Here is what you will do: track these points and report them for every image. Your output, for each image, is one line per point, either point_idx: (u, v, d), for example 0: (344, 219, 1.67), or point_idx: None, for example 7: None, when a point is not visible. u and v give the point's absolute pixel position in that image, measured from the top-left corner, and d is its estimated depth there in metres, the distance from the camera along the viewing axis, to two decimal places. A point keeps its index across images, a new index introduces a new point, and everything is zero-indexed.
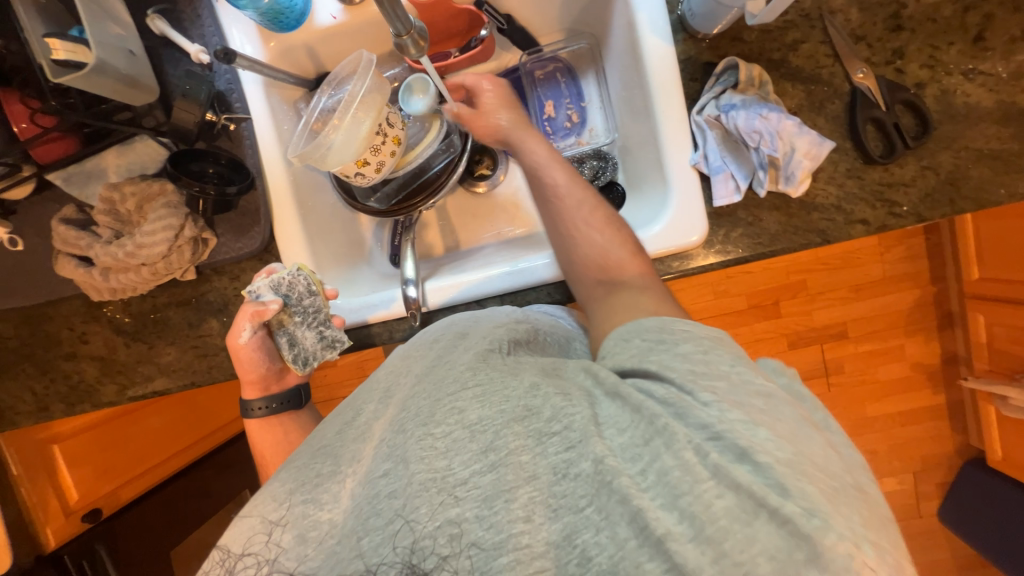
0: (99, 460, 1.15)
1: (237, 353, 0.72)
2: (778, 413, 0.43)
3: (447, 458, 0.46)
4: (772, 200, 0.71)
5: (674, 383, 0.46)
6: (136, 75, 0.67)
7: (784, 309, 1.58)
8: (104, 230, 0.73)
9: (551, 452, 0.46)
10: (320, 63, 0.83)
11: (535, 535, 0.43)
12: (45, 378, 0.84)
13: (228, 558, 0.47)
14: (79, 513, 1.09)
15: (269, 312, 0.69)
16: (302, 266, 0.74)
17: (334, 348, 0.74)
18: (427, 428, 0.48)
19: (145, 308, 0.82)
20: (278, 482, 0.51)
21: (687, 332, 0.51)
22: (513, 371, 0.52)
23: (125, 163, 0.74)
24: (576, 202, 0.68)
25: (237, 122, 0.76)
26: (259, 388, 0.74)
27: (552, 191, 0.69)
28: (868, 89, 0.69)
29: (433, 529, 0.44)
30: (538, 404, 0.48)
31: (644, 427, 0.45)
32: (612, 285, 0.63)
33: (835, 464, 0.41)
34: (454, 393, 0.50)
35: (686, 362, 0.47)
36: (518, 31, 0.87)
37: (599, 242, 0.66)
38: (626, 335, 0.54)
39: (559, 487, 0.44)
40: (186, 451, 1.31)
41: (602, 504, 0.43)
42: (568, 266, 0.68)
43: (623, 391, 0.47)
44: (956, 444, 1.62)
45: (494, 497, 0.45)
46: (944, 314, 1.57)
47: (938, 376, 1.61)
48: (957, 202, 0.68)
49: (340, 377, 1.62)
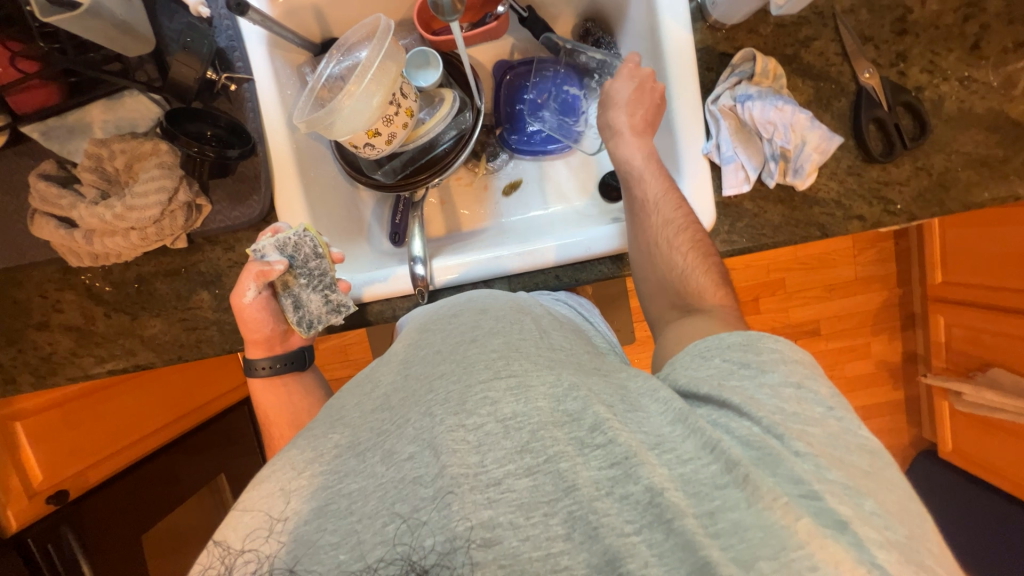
0: (65, 443, 1.07)
1: (241, 314, 0.70)
2: (851, 459, 0.46)
3: (480, 453, 0.45)
4: (779, 192, 0.73)
5: (759, 423, 0.48)
6: (132, 23, 0.63)
7: (763, 305, 1.64)
8: (89, 190, 0.68)
9: (595, 466, 0.46)
10: (327, 26, 0.79)
11: (575, 556, 0.42)
12: (12, 349, 0.78)
13: (227, 556, 0.44)
14: (43, 494, 1.02)
15: (274, 272, 0.67)
16: (309, 227, 0.71)
17: (339, 313, 0.72)
18: (458, 418, 0.47)
19: (129, 276, 0.77)
20: (297, 450, 0.50)
21: (776, 353, 0.53)
22: (547, 365, 0.52)
23: (114, 118, 0.69)
24: (664, 220, 0.69)
25: (238, 82, 0.72)
26: (264, 348, 0.73)
27: (641, 206, 0.71)
28: (873, 89, 0.72)
29: (462, 529, 0.42)
30: (578, 410, 0.48)
31: (717, 469, 0.46)
32: (687, 308, 0.67)
33: (886, 493, 0.45)
34: (485, 382, 0.49)
35: (776, 397, 0.50)
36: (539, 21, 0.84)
37: (680, 267, 0.68)
38: (708, 353, 0.55)
39: (602, 504, 0.44)
40: (160, 433, 1.25)
41: (655, 539, 0.42)
42: (646, 274, 0.70)
43: (692, 422, 0.48)
44: (910, 437, 1.74)
45: (532, 505, 0.44)
46: (908, 315, 1.67)
47: (900, 373, 1.71)
48: (946, 203, 0.72)
49: (322, 360, 1.57)
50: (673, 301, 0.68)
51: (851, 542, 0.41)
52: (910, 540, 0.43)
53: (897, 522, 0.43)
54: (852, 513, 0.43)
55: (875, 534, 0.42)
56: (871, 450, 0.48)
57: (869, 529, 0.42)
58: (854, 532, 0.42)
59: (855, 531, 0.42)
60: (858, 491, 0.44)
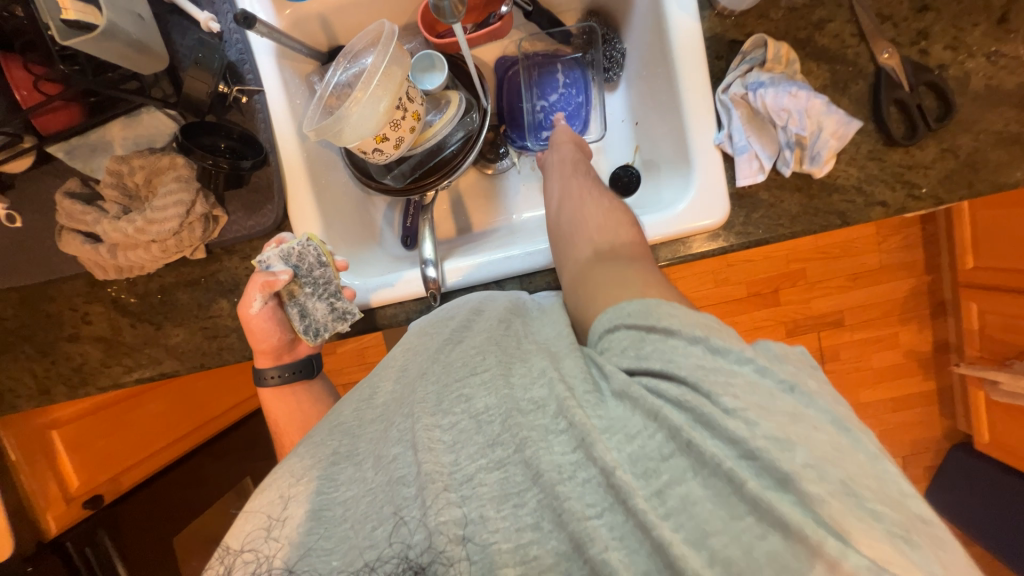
0: (99, 451, 1.11)
1: (249, 323, 0.71)
2: (775, 405, 0.45)
3: (453, 452, 0.47)
4: (795, 180, 0.71)
5: (685, 382, 0.47)
6: (147, 41, 0.65)
7: (783, 297, 1.60)
8: (111, 205, 0.70)
9: (559, 451, 0.46)
10: (334, 34, 0.80)
11: (544, 545, 0.42)
12: (46, 360, 0.81)
13: (227, 555, 0.45)
14: (79, 499, 1.05)
15: (280, 282, 0.69)
16: (312, 236, 0.72)
17: (345, 320, 0.73)
18: (434, 418, 0.49)
19: (152, 288, 0.79)
20: (297, 458, 0.51)
21: (674, 316, 0.53)
22: (522, 358, 0.55)
23: (133, 135, 0.71)
24: (591, 198, 0.76)
25: (249, 94, 0.74)
26: (271, 357, 0.74)
27: (572, 187, 0.78)
28: (893, 70, 0.69)
29: (437, 524, 0.42)
30: (544, 397, 0.49)
31: (662, 438, 0.45)
32: (605, 256, 0.68)
33: (816, 437, 0.43)
34: (461, 381, 0.53)
35: (690, 356, 0.49)
36: (545, 14, 0.86)
37: (603, 229, 0.72)
38: (611, 326, 0.56)
39: (564, 489, 0.43)
40: (186, 437, 1.28)
41: (617, 522, 0.42)
42: (569, 242, 0.73)
43: (633, 393, 0.48)
44: (944, 429, 1.67)
45: (502, 498, 0.44)
46: (937, 303, 1.61)
47: (931, 363, 1.65)
48: (974, 185, 0.69)
49: (340, 363, 1.59)
50: (592, 250, 0.70)
51: (794, 500, 0.40)
52: (847, 485, 0.41)
53: (830, 467, 0.41)
54: (806, 481, 0.40)
55: (817, 487, 0.40)
56: (787, 389, 0.47)
57: (843, 507, 0.40)
58: (795, 491, 0.40)
59: (798, 493, 0.40)
60: (790, 442, 0.42)
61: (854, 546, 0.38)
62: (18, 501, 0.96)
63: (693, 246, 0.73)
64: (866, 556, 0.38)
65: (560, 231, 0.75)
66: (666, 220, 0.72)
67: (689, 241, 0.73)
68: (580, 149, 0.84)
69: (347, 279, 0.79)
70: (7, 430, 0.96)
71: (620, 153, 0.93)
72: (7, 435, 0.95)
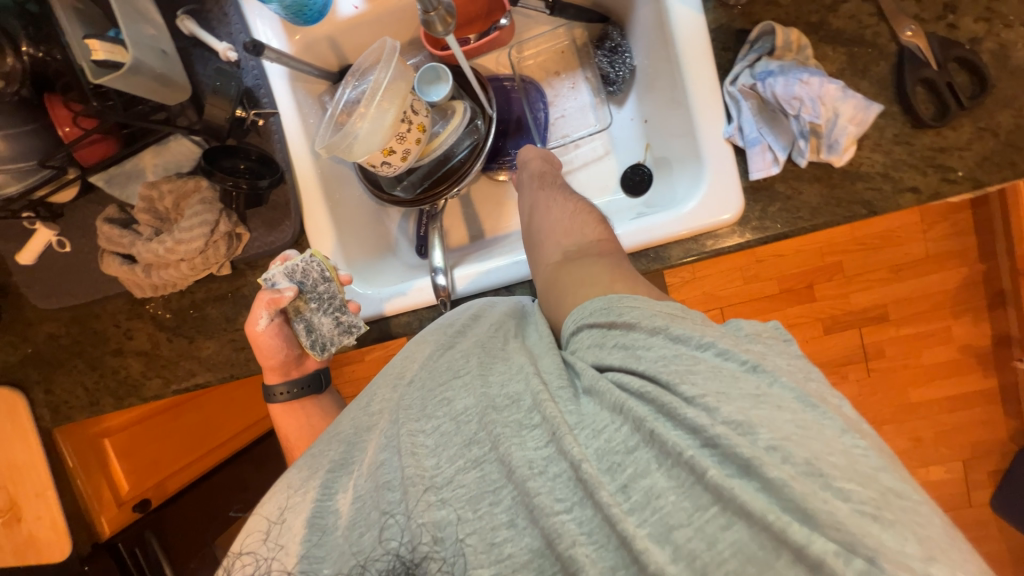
0: (145, 457, 1.17)
1: (256, 340, 0.74)
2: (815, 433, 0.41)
3: (435, 456, 0.47)
4: (813, 170, 0.68)
5: (646, 375, 0.46)
6: (170, 74, 0.70)
7: (818, 292, 1.51)
8: (145, 228, 0.75)
9: (532, 446, 0.45)
10: (342, 54, 0.84)
11: (518, 543, 0.42)
12: (95, 373, 0.88)
13: (228, 558, 0.48)
14: (129, 503, 1.11)
15: (284, 299, 0.71)
16: (315, 253, 0.75)
17: (350, 334, 0.75)
18: (417, 424, 0.50)
19: (185, 304, 0.84)
20: (294, 471, 0.53)
21: (635, 308, 0.53)
22: (503, 356, 0.55)
23: (162, 162, 0.77)
24: (568, 215, 0.73)
25: (265, 117, 0.78)
26: (280, 373, 0.77)
27: (545, 208, 0.75)
28: (918, 48, 0.65)
29: (417, 525, 0.43)
30: (518, 393, 0.49)
31: (627, 431, 0.44)
32: (574, 257, 0.67)
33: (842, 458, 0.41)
34: (446, 384, 0.53)
35: (652, 350, 0.48)
36: (567, 9, 0.85)
37: (579, 243, 0.69)
38: (576, 328, 0.56)
39: (535, 484, 0.43)
40: (228, 443, 1.35)
41: (585, 517, 0.41)
42: (537, 249, 0.72)
43: (599, 387, 0.47)
44: (1010, 430, 1.53)
45: (479, 497, 0.44)
46: (995, 293, 1.48)
47: (990, 359, 1.51)
48: (1020, 165, 0.63)
49: (370, 371, 1.62)
50: (561, 254, 0.68)
51: (759, 487, 0.39)
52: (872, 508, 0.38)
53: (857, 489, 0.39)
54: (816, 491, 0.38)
55: (778, 470, 0.38)
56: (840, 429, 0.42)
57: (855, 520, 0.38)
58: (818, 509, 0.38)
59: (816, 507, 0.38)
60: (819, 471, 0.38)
61: (818, 528, 0.36)
62: (75, 506, 1.00)
63: (707, 244, 0.71)
64: (834, 540, 0.36)
65: (532, 240, 0.74)
66: (677, 219, 0.70)
67: (702, 239, 0.70)
68: (549, 163, 0.81)
69: (354, 291, 0.80)
70: (64, 435, 0.97)
71: (630, 154, 0.92)
72: (63, 440, 0.97)
